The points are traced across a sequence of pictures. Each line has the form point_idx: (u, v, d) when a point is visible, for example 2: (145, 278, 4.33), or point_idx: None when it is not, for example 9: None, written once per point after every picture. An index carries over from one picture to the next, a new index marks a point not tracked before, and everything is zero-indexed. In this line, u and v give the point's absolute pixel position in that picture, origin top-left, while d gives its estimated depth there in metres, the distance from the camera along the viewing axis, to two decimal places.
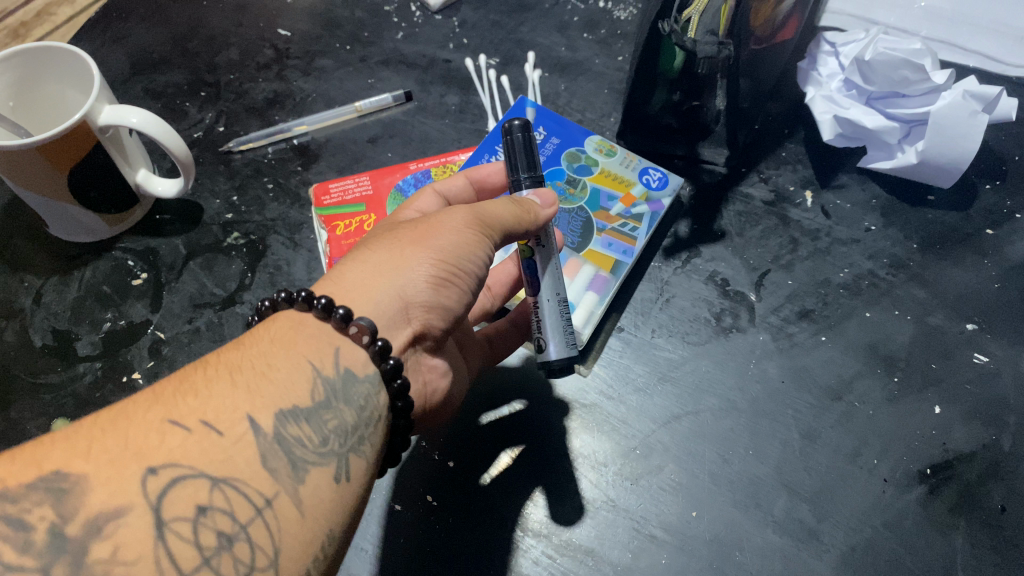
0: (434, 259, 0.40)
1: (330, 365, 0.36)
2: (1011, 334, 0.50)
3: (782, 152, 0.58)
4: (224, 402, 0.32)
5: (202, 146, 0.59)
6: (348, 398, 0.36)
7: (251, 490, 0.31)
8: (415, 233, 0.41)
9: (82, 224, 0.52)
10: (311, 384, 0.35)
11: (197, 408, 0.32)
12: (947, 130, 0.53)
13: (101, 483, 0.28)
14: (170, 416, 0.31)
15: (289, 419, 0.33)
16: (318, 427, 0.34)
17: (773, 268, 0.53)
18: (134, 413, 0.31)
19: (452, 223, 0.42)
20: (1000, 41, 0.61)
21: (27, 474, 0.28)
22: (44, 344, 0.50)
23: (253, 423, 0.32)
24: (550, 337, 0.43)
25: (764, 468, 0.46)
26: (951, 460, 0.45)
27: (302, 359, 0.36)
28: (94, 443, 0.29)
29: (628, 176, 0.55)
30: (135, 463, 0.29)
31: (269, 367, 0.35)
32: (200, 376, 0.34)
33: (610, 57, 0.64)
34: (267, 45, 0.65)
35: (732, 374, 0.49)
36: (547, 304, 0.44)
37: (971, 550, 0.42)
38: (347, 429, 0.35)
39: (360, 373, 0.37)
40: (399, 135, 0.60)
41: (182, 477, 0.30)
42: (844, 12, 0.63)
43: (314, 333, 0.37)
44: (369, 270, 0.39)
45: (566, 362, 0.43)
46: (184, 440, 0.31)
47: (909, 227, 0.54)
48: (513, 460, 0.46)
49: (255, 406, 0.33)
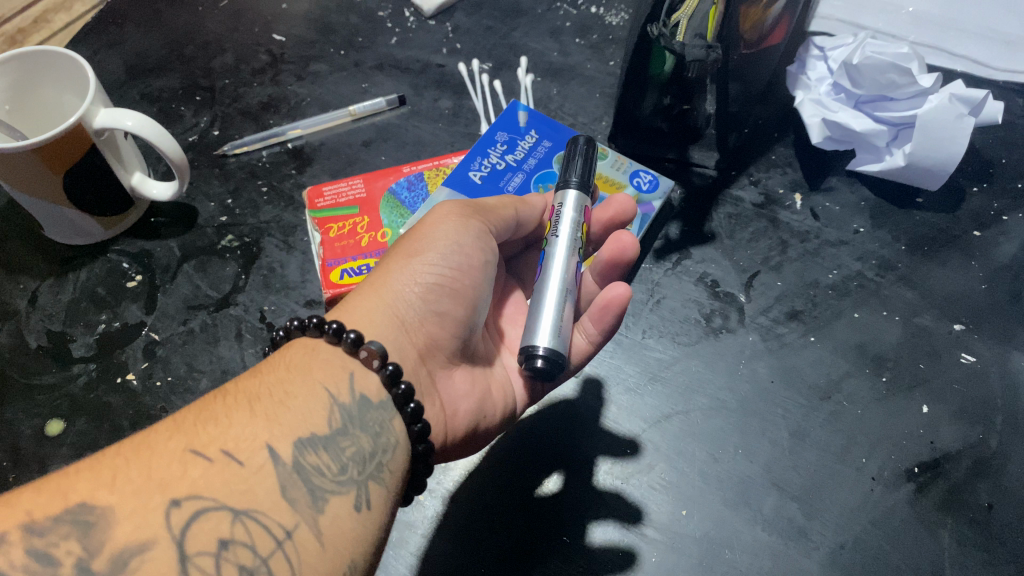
0: (421, 267, 0.42)
1: (345, 391, 0.37)
2: (998, 334, 0.50)
3: (772, 155, 0.59)
4: (243, 432, 0.33)
5: (197, 149, 0.60)
6: (365, 424, 0.37)
7: (272, 522, 0.31)
8: (402, 248, 0.44)
9: (78, 227, 0.53)
10: (327, 411, 0.36)
11: (216, 438, 0.33)
12: (933, 133, 0.53)
13: (126, 515, 0.29)
14: (191, 446, 0.32)
15: (307, 447, 0.34)
16: (336, 455, 0.35)
17: (762, 269, 0.54)
18: (156, 443, 0.32)
19: (432, 224, 0.44)
20: (987, 46, 0.62)
21: (53, 505, 0.29)
22: (38, 346, 0.50)
23: (272, 453, 0.33)
24: (541, 330, 0.41)
25: (753, 467, 0.46)
26: (939, 458, 0.46)
27: (318, 385, 0.37)
28: (118, 473, 0.30)
29: (619, 179, 0.56)
30: (158, 494, 0.30)
31: (286, 395, 0.36)
32: (219, 405, 0.34)
33: (601, 62, 0.65)
34: (261, 50, 0.66)
35: (722, 374, 0.49)
36: (551, 293, 0.43)
37: (958, 547, 0.43)
38: (365, 456, 0.36)
39: (374, 399, 0.38)
40: (393, 138, 0.61)
41: (205, 508, 0.30)
42: (832, 17, 0.63)
43: (329, 357, 0.38)
44: (365, 292, 0.42)
45: (551, 356, 0.41)
46: (205, 470, 0.31)
47: (898, 229, 0.55)
48: (521, 468, 0.46)
49: (275, 437, 0.34)
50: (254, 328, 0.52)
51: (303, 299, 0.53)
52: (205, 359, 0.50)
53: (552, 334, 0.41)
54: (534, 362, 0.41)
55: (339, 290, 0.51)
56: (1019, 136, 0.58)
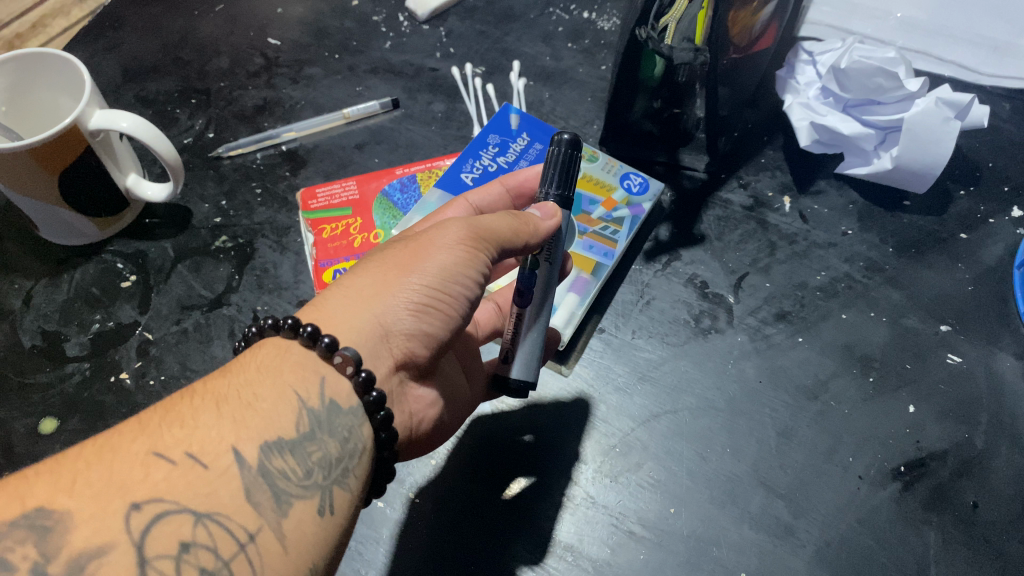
0: (418, 287, 0.40)
1: (314, 396, 0.37)
2: (983, 335, 0.51)
3: (761, 158, 0.59)
4: (209, 434, 0.33)
5: (192, 151, 0.60)
6: (333, 429, 0.37)
7: (235, 525, 0.32)
8: (403, 256, 0.41)
9: (73, 228, 0.53)
10: (295, 414, 0.36)
11: (181, 440, 0.33)
12: (918, 136, 0.54)
13: (85, 519, 0.29)
14: (155, 449, 0.32)
15: (273, 451, 0.34)
16: (302, 459, 0.35)
17: (751, 271, 0.54)
18: (119, 446, 0.32)
19: (439, 245, 0.42)
20: (973, 52, 0.62)
21: (10, 509, 0.29)
22: (33, 345, 0.51)
23: (238, 456, 0.33)
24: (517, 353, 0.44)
25: (740, 465, 0.46)
26: (924, 457, 0.46)
27: (286, 388, 0.37)
28: (79, 477, 0.31)
29: (610, 181, 0.56)
30: (119, 497, 0.30)
31: (254, 397, 0.36)
32: (186, 406, 0.35)
33: (593, 66, 0.65)
34: (257, 54, 0.66)
35: (710, 374, 0.50)
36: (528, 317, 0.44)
37: (943, 545, 0.43)
38: (331, 461, 0.36)
39: (344, 405, 0.37)
40: (386, 141, 0.61)
41: (167, 512, 0.31)
42: (822, 22, 0.64)
43: (300, 359, 0.38)
44: (353, 300, 0.40)
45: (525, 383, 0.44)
46: (169, 473, 0.32)
47: (886, 231, 0.55)
48: (506, 471, 0.46)
49: (241, 439, 0.34)
50: (246, 328, 0.52)
51: (296, 299, 0.53)
52: (198, 359, 0.51)
53: (525, 365, 0.44)
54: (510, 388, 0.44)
55: None
56: (1006, 141, 0.59)
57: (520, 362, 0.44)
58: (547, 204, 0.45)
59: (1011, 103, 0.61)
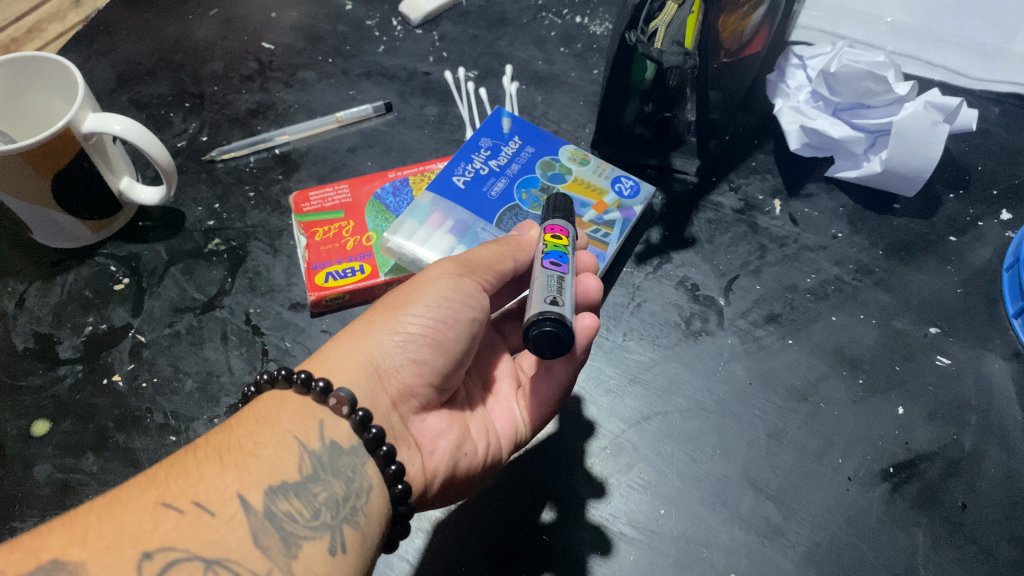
0: (404, 317, 0.41)
1: (315, 439, 0.37)
2: (972, 337, 0.51)
3: (752, 161, 0.60)
4: (214, 483, 0.34)
5: (185, 155, 0.61)
6: (336, 469, 0.37)
7: (245, 569, 0.32)
8: (390, 299, 0.43)
9: (66, 231, 0.53)
10: (297, 458, 0.36)
11: (187, 489, 0.33)
12: (907, 139, 0.54)
13: (98, 570, 0.30)
14: (163, 499, 0.32)
15: (278, 494, 0.34)
16: (308, 501, 0.35)
17: (741, 273, 0.54)
18: (128, 498, 0.32)
19: (427, 279, 0.43)
20: (963, 56, 0.63)
21: (25, 563, 0.30)
22: (25, 348, 0.51)
23: (243, 502, 0.33)
24: (542, 302, 0.39)
25: (730, 467, 0.47)
26: (914, 458, 0.46)
27: (286, 435, 0.37)
28: (90, 529, 0.31)
29: (601, 184, 0.56)
30: (130, 548, 0.31)
31: (255, 444, 0.36)
32: (190, 458, 0.35)
33: (585, 70, 0.66)
34: (250, 58, 0.66)
35: (700, 376, 0.50)
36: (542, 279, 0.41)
37: (932, 546, 0.43)
38: (338, 501, 0.36)
39: (344, 445, 0.38)
40: (379, 144, 0.62)
41: (178, 560, 0.31)
42: (812, 27, 0.65)
43: (298, 407, 0.38)
44: (341, 343, 0.41)
45: (559, 317, 0.38)
46: (177, 522, 0.32)
47: (876, 234, 0.56)
48: (504, 477, 0.46)
49: (245, 485, 0.34)
50: (239, 330, 0.52)
51: (288, 302, 0.54)
52: (190, 361, 0.51)
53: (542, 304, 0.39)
54: (545, 325, 0.38)
55: (324, 293, 0.52)
56: (995, 145, 0.59)
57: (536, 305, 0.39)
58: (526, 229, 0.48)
59: (1000, 107, 0.61)
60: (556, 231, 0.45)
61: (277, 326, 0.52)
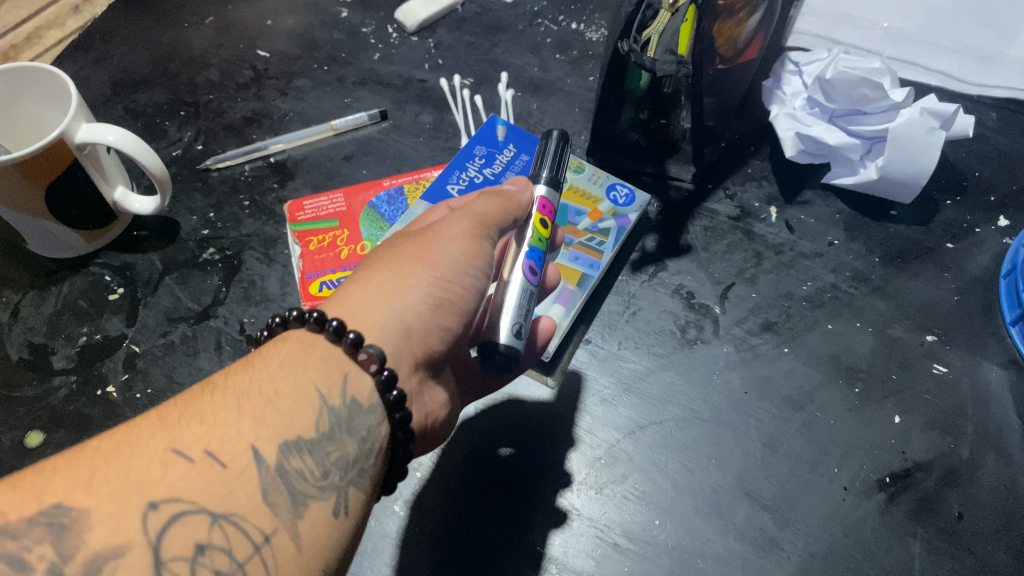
0: (432, 278, 0.40)
1: (337, 393, 0.36)
2: (969, 345, 0.51)
3: (748, 168, 0.59)
4: (227, 432, 0.32)
5: (180, 163, 0.60)
6: (353, 428, 0.35)
7: (251, 527, 0.31)
8: (412, 250, 0.41)
9: (61, 241, 0.53)
10: (316, 413, 0.34)
11: (200, 437, 0.32)
12: (904, 147, 0.54)
13: (101, 519, 0.29)
14: (174, 445, 0.31)
15: (292, 451, 0.33)
16: (321, 459, 0.34)
17: (737, 281, 0.54)
18: (138, 441, 0.31)
19: (448, 237, 0.42)
20: (960, 61, 0.63)
21: (28, 507, 0.29)
22: (19, 358, 0.51)
23: (256, 454, 0.32)
24: (503, 324, 0.40)
25: (725, 476, 0.46)
26: (910, 468, 0.46)
27: (309, 385, 0.35)
28: (96, 474, 0.30)
29: (596, 192, 0.56)
30: (136, 497, 0.29)
31: (276, 394, 0.34)
32: (207, 401, 0.34)
33: (581, 77, 0.65)
34: (246, 66, 0.66)
35: (696, 385, 0.50)
36: (514, 289, 0.42)
37: (928, 556, 0.43)
38: (349, 462, 0.35)
39: (365, 403, 0.36)
40: (374, 152, 0.61)
41: (184, 512, 0.30)
42: (808, 32, 0.64)
43: (324, 354, 0.36)
44: (371, 294, 0.39)
45: (512, 353, 0.40)
46: (186, 472, 0.31)
47: (872, 241, 0.56)
48: (496, 486, 0.46)
49: (259, 437, 0.33)
50: (234, 340, 0.52)
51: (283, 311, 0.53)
52: (184, 371, 0.51)
53: (510, 329, 0.40)
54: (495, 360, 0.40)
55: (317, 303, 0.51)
56: (992, 150, 0.59)
57: (505, 325, 0.40)
58: (523, 179, 0.46)
59: (998, 112, 0.61)
60: (545, 213, 0.45)
61: None
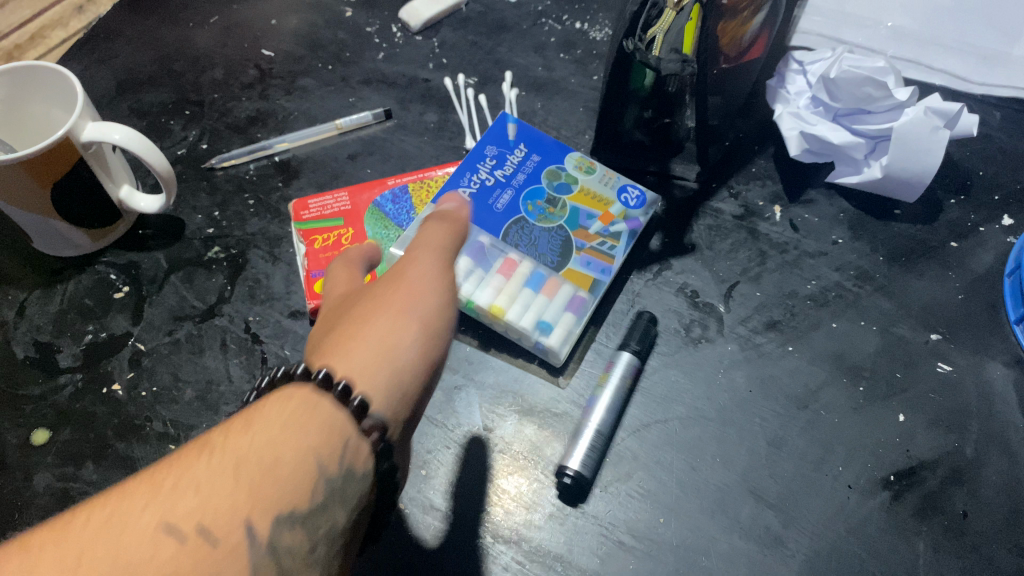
0: (416, 330, 0.37)
1: (336, 463, 0.31)
2: (973, 344, 0.51)
3: (752, 167, 0.59)
4: (223, 507, 0.27)
5: (185, 162, 0.61)
6: (348, 500, 0.31)
7: None
8: (391, 296, 0.38)
9: (66, 240, 0.53)
10: (320, 486, 0.30)
11: (195, 509, 0.27)
12: (908, 146, 0.54)
13: None
14: (167, 519, 0.26)
15: (290, 527, 0.29)
16: (314, 534, 0.30)
17: (741, 279, 0.54)
18: (128, 515, 0.26)
19: (423, 277, 0.40)
20: (964, 60, 0.63)
21: None
22: (25, 356, 0.51)
23: (255, 532, 0.27)
24: (571, 455, 0.46)
25: (730, 475, 0.46)
26: (915, 466, 0.46)
27: (315, 452, 0.30)
28: (77, 555, 0.25)
29: (607, 194, 0.56)
30: None
31: (276, 461, 0.29)
32: (201, 466, 0.28)
33: (585, 76, 0.66)
34: (250, 65, 0.67)
35: (700, 384, 0.50)
36: (578, 440, 0.47)
37: (932, 554, 0.43)
38: (338, 535, 0.31)
39: (364, 470, 0.32)
40: (379, 151, 0.62)
41: None
42: (812, 32, 0.64)
43: (324, 421, 0.31)
44: (368, 350, 0.35)
45: (578, 474, 0.45)
46: (179, 553, 0.26)
47: (876, 240, 0.56)
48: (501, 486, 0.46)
49: (259, 511, 0.28)
50: (239, 338, 0.52)
51: (288, 309, 0.54)
52: (190, 369, 0.51)
53: (580, 456, 0.46)
54: (563, 479, 0.45)
55: None
56: (996, 149, 0.59)
57: (575, 453, 0.46)
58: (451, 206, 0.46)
59: (1002, 112, 0.61)
60: None
61: (276, 334, 0.52)
